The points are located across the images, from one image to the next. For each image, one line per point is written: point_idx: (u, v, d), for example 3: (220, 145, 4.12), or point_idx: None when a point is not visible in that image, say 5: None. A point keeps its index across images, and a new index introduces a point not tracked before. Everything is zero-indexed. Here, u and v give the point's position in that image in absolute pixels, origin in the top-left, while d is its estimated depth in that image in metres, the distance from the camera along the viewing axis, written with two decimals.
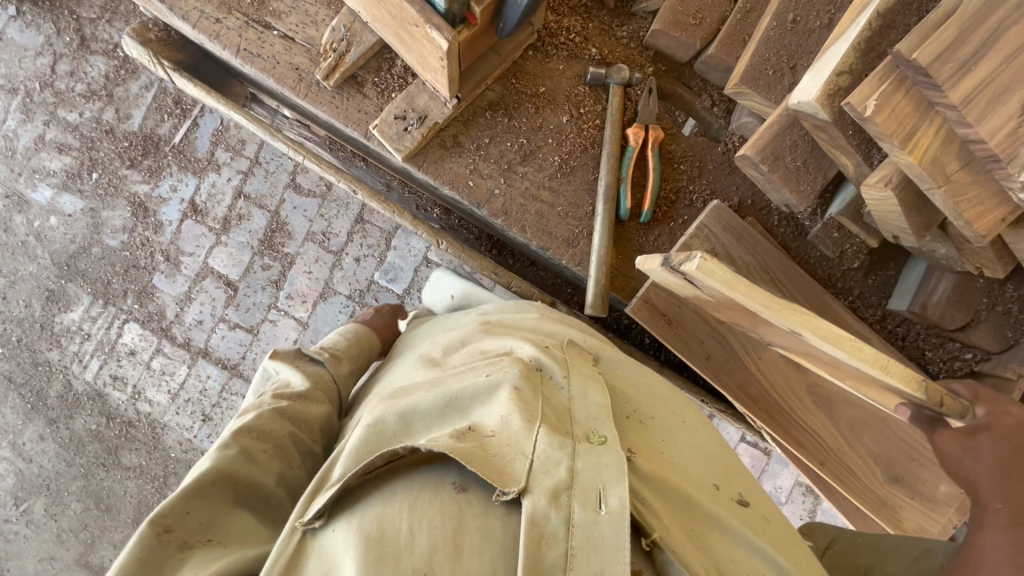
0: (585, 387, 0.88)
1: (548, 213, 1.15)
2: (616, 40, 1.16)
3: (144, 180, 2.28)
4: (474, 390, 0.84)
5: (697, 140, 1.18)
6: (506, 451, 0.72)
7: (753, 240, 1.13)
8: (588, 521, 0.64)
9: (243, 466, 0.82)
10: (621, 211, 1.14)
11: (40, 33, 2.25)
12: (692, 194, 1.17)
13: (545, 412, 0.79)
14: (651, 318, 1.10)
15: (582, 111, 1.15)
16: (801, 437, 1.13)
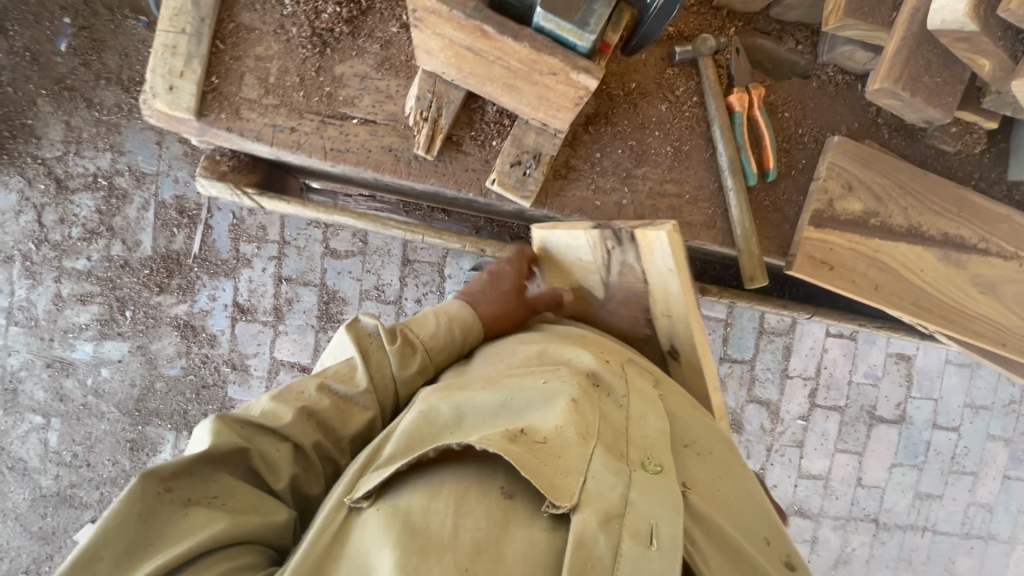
0: (643, 406, 0.90)
1: (680, 205, 1.13)
2: (687, 10, 1.11)
3: (180, 300, 2.18)
4: (533, 395, 0.85)
5: (791, 83, 1.16)
6: (560, 460, 0.74)
7: (882, 161, 1.13)
8: (636, 554, 0.68)
9: (253, 435, 0.85)
10: (749, 179, 1.12)
11: (11, 191, 2.09)
12: (804, 136, 1.16)
13: (600, 431, 0.81)
14: (815, 270, 1.11)
15: (678, 93, 1.12)
16: (978, 327, 1.17)
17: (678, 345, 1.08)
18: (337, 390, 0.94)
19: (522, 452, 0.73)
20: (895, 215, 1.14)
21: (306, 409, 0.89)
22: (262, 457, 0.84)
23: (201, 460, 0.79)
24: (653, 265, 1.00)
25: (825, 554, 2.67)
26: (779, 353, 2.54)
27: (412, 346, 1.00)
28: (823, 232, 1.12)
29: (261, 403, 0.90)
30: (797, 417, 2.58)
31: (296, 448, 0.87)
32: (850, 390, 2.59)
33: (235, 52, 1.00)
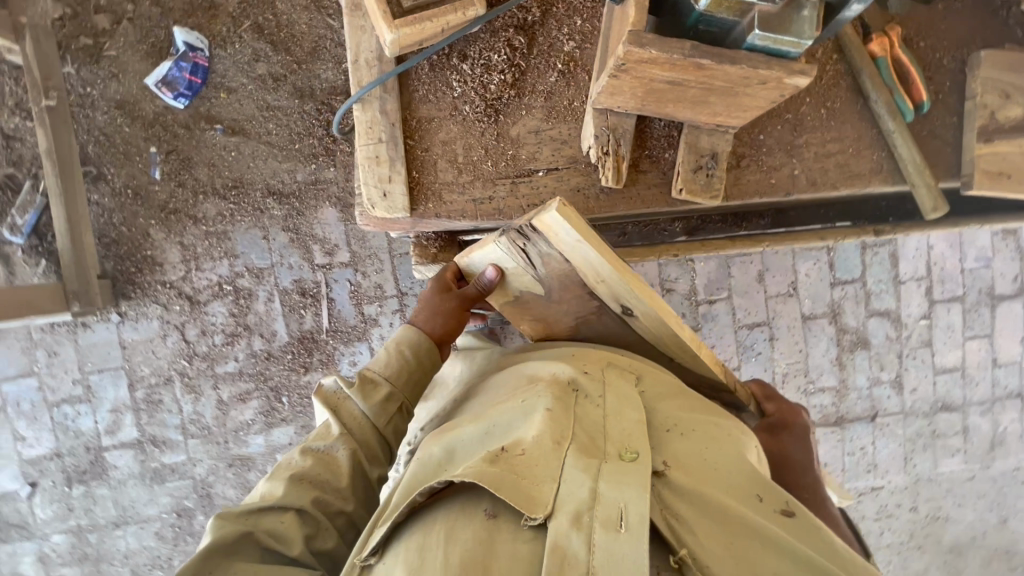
0: (619, 404, 1.05)
1: (845, 159, 1.18)
2: None
3: (326, 373, 2.31)
4: (512, 417, 1.00)
5: (919, 12, 1.19)
6: (535, 469, 0.88)
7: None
8: (608, 539, 0.79)
9: (254, 517, 1.00)
10: (906, 114, 1.16)
11: (151, 318, 2.23)
12: (944, 60, 1.19)
13: (577, 433, 0.96)
14: (995, 183, 1.15)
15: (817, 56, 1.17)
16: None
17: (622, 303, 1.18)
18: (319, 449, 1.13)
19: (501, 468, 0.87)
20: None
21: (293, 481, 1.06)
22: (269, 532, 0.99)
23: (223, 554, 0.96)
24: (561, 246, 1.09)
25: (980, 439, 2.72)
26: (886, 262, 2.59)
27: (371, 381, 1.23)
28: (993, 145, 1.16)
29: (260, 489, 1.07)
30: (920, 317, 2.63)
31: (300, 514, 1.03)
32: (965, 278, 2.63)
33: (424, 143, 1.09)
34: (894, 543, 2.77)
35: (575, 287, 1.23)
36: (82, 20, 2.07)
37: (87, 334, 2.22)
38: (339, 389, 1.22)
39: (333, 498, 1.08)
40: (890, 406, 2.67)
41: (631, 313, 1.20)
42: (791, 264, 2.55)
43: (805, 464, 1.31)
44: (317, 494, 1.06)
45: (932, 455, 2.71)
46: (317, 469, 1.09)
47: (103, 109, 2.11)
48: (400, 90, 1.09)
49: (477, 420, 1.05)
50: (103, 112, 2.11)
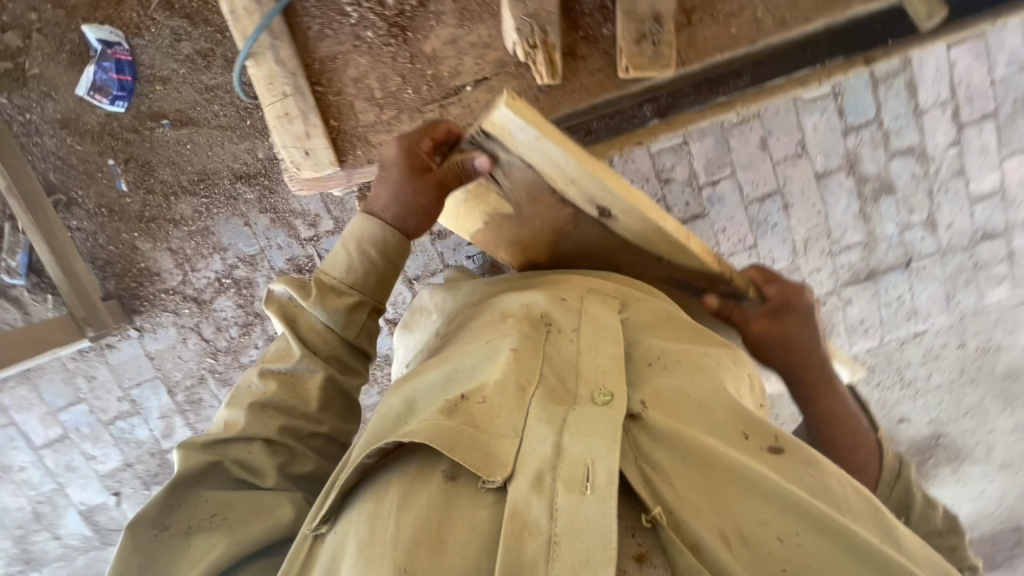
0: (595, 337, 1.07)
1: None
2: None
3: None
4: (476, 361, 1.03)
5: None
6: (497, 422, 0.91)
7: None
8: (571, 503, 0.81)
9: (219, 449, 1.02)
10: None
11: (167, 326, 2.29)
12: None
13: (543, 373, 1.00)
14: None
15: None
16: None
17: (598, 204, 1.22)
18: (281, 371, 1.08)
19: (462, 424, 0.90)
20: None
21: (253, 409, 1.04)
22: (235, 462, 1.01)
23: (193, 486, 0.99)
24: (518, 148, 1.14)
25: None
26: (904, 93, 2.32)
27: (332, 290, 1.13)
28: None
29: (222, 417, 1.07)
30: (949, 146, 2.40)
31: (265, 443, 1.03)
32: (997, 90, 2.34)
33: None
34: (944, 383, 2.72)
35: (545, 194, 1.26)
36: None
37: (114, 354, 2.31)
38: (292, 299, 1.13)
39: (300, 423, 1.06)
40: (925, 248, 2.51)
41: (608, 213, 1.24)
42: (795, 121, 2.32)
43: (809, 344, 1.29)
44: (284, 422, 1.05)
45: (975, 289, 2.58)
46: (280, 396, 1.06)
47: (49, 132, 2.05)
48: None
49: (440, 367, 1.07)
50: (51, 136, 2.06)
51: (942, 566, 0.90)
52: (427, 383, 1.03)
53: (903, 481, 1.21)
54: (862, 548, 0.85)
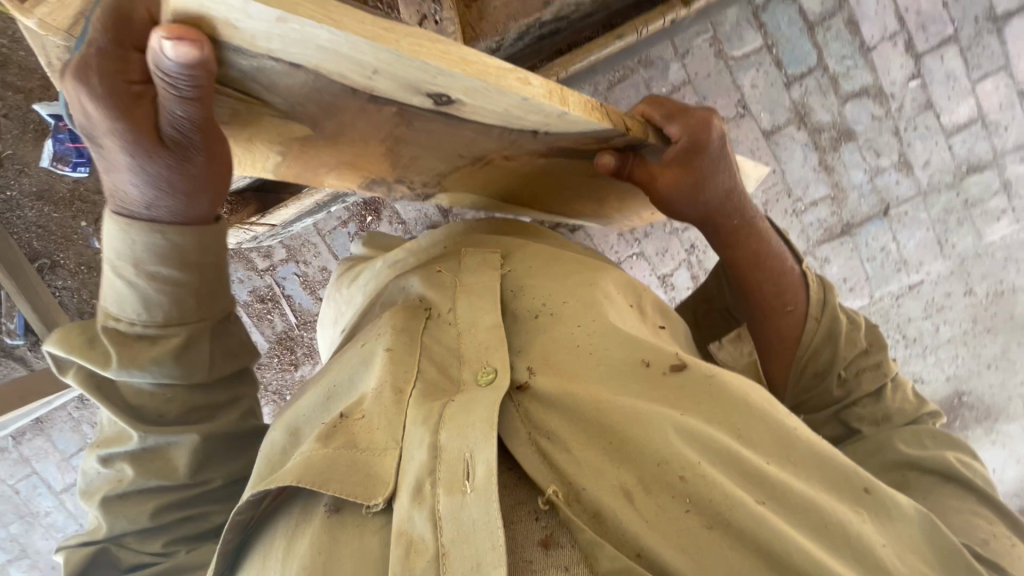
0: (473, 315, 0.99)
1: None
2: None
3: (314, 362, 2.47)
4: (353, 369, 0.98)
5: None
6: (377, 437, 0.85)
7: None
8: (453, 508, 0.74)
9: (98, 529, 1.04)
10: None
11: None
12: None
13: (424, 370, 0.93)
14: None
15: None
16: None
17: (422, 88, 0.85)
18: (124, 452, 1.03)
19: (341, 448, 0.83)
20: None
21: (110, 501, 1.03)
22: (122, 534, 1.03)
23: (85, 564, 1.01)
24: (265, 45, 0.74)
25: None
26: (846, 32, 2.17)
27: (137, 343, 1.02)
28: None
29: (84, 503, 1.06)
30: (909, 80, 2.22)
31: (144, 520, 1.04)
32: (952, 11, 2.16)
33: None
34: (954, 335, 2.49)
35: (346, 99, 0.90)
36: None
37: None
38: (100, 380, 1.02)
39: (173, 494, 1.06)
40: (902, 193, 2.32)
41: (443, 98, 0.88)
42: (730, 81, 2.21)
43: (722, 188, 1.18)
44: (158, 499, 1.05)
45: (970, 228, 2.36)
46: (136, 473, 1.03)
47: (28, 205, 2.27)
48: None
49: (320, 387, 1.03)
50: (30, 208, 2.27)
51: (843, 471, 0.83)
52: (310, 402, 1.00)
53: (830, 309, 1.24)
54: (759, 469, 0.79)
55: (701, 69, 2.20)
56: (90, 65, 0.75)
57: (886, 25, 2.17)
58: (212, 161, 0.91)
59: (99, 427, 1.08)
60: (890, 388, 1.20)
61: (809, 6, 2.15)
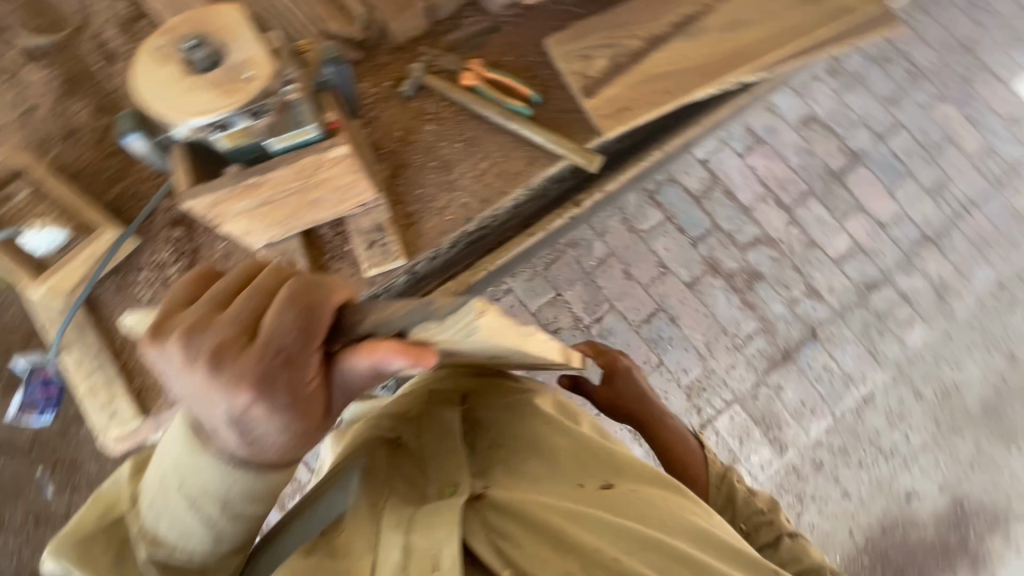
0: (435, 438, 0.99)
1: (501, 166, 1.33)
2: (390, 61, 1.37)
3: None
4: (330, 500, 0.95)
5: (497, 42, 1.40)
6: (340, 554, 0.81)
7: (592, 26, 1.36)
8: None
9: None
10: (524, 112, 1.33)
11: None
12: (534, 54, 1.39)
13: (395, 485, 0.92)
14: (618, 120, 1.30)
15: (432, 112, 1.35)
16: (764, 50, 1.34)
17: (504, 355, 0.90)
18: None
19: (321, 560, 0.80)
20: (633, 41, 1.35)
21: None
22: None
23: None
24: (455, 347, 0.77)
25: (923, 297, 2.65)
26: (726, 199, 2.68)
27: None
28: (600, 93, 1.32)
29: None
30: (789, 226, 2.68)
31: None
32: (801, 174, 2.73)
33: (134, 352, 1.24)
34: (925, 441, 2.54)
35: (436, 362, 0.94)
36: None
37: None
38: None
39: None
40: (821, 316, 2.60)
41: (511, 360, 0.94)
42: (646, 248, 2.61)
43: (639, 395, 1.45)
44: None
45: (893, 337, 2.60)
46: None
47: None
48: (92, 319, 1.24)
49: (297, 526, 0.97)
50: None
51: (738, 550, 0.97)
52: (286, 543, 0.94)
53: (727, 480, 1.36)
54: (680, 555, 0.89)
55: (620, 242, 2.60)
56: (278, 376, 0.69)
57: (753, 192, 2.70)
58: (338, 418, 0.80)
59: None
60: (791, 540, 1.23)
61: (691, 185, 2.68)
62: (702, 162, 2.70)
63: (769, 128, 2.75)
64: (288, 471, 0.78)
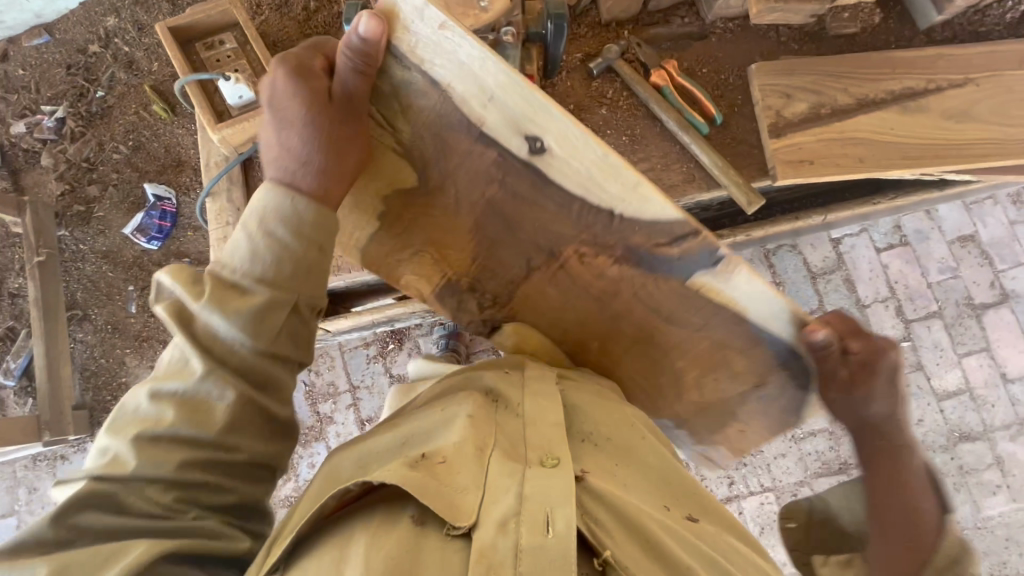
0: (538, 412, 1.13)
1: (657, 173, 1.29)
2: (586, 34, 1.35)
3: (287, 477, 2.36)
4: (430, 426, 1.10)
5: (698, 49, 1.35)
6: (457, 478, 0.97)
7: (803, 67, 1.27)
8: (534, 541, 0.88)
9: (116, 485, 0.85)
10: (702, 129, 1.28)
11: None
12: (729, 75, 1.33)
13: (498, 441, 1.06)
14: (798, 170, 1.22)
15: (607, 98, 1.32)
16: (980, 153, 1.22)
17: (562, 146, 0.97)
18: (173, 391, 0.89)
19: (432, 475, 0.96)
20: (841, 96, 1.25)
21: (141, 440, 0.86)
22: (144, 487, 0.86)
23: (101, 513, 0.83)
24: (424, 57, 0.94)
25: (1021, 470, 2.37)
26: (843, 288, 2.50)
27: (235, 286, 0.94)
28: (787, 136, 1.24)
29: (102, 443, 0.89)
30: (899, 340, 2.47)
31: (176, 481, 0.87)
32: (935, 292, 2.50)
33: None
34: None
35: (517, 173, 1.06)
36: (77, 192, 2.47)
37: (64, 466, 2.35)
38: (182, 307, 0.93)
39: (214, 452, 0.90)
40: None
41: (540, 144, 0.98)
42: None
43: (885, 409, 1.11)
44: (191, 453, 0.88)
45: (967, 495, 2.36)
46: (180, 418, 0.88)
47: (91, 261, 2.45)
48: (243, 179, 1.34)
49: (394, 434, 1.12)
50: (90, 263, 2.45)
51: None
52: (386, 444, 1.10)
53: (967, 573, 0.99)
54: None
55: None
56: (311, 68, 1.00)
57: (876, 290, 2.50)
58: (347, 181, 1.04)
59: (161, 365, 0.93)
60: None
61: (812, 260, 2.51)
62: (833, 242, 2.53)
63: (920, 233, 2.53)
64: (314, 221, 0.98)
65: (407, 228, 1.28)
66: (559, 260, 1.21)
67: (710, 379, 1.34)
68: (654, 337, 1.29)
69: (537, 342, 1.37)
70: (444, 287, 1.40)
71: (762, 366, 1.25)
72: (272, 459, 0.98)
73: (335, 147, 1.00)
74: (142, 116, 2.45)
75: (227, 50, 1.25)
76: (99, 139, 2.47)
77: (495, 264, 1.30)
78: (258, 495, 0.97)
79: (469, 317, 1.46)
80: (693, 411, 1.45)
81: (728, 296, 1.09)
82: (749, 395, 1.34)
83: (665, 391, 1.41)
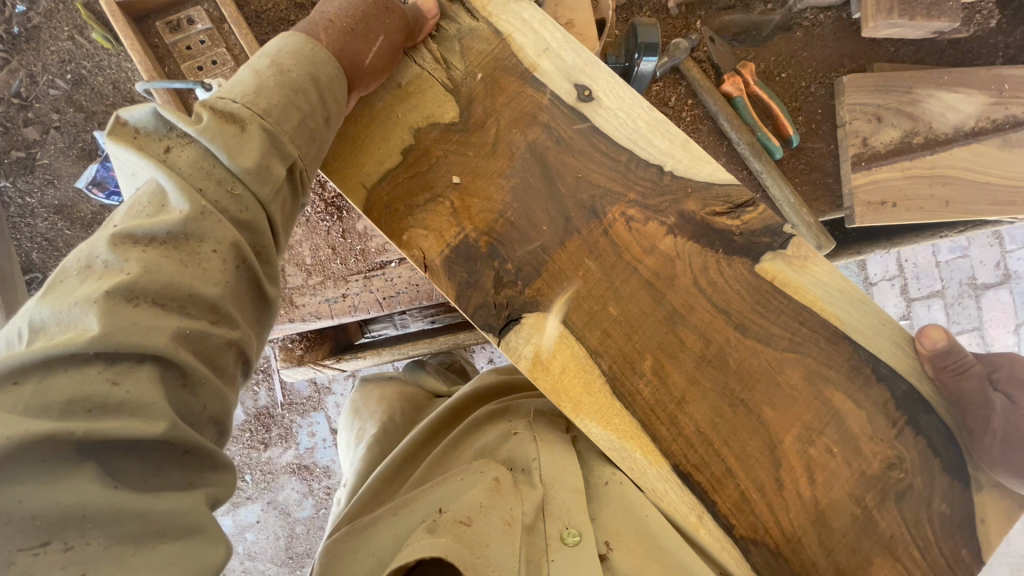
0: (559, 470, 1.08)
1: (705, 195, 1.12)
2: (674, 28, 1.68)
3: (285, 447, 2.34)
4: (453, 492, 1.00)
5: (781, 40, 1.69)
6: (490, 551, 0.89)
7: (884, 80, 1.58)
8: None
9: (55, 388, 0.65)
10: (776, 152, 1.57)
11: None
12: (808, 86, 1.67)
13: (522, 510, 0.98)
14: (877, 211, 1.55)
15: (682, 101, 1.63)
16: None
17: (616, 106, 1.14)
18: (157, 236, 0.75)
19: (464, 548, 0.87)
20: (936, 123, 1.56)
21: (114, 300, 0.69)
22: (92, 416, 0.66)
23: (35, 484, 0.62)
24: (493, 12, 1.16)
25: None
26: (853, 265, 2.49)
27: (233, 120, 0.86)
28: (869, 174, 1.56)
29: (29, 313, 0.70)
30: (899, 318, 2.51)
31: (161, 364, 0.71)
32: (941, 271, 2.49)
33: None
34: None
35: (600, 159, 1.13)
36: (12, 134, 2.10)
37: None
38: (169, 136, 0.85)
39: (204, 324, 0.76)
40: None
41: (588, 93, 1.14)
42: None
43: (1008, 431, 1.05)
44: (185, 323, 0.73)
45: None
46: (170, 268, 0.74)
47: (42, 216, 2.16)
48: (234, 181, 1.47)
49: (422, 503, 1.02)
50: (43, 219, 2.16)
51: None
52: (409, 520, 0.99)
53: None
54: None
55: None
56: None
57: (882, 271, 2.49)
58: (362, 63, 1.02)
59: (123, 210, 0.79)
60: None
61: None
62: None
63: None
64: (327, 77, 0.97)
65: (435, 167, 1.13)
66: (603, 223, 1.13)
67: (812, 450, 1.11)
68: (724, 353, 1.11)
69: (561, 349, 1.10)
70: (457, 248, 1.11)
71: (875, 411, 1.11)
72: (249, 351, 0.83)
73: (366, 30, 1.02)
74: (79, 43, 2.03)
75: (198, 34, 1.43)
76: (29, 70, 2.05)
77: (529, 224, 1.12)
78: (224, 410, 0.79)
79: (482, 300, 1.11)
80: (809, 521, 1.10)
81: (807, 289, 1.11)
82: (885, 484, 1.10)
83: (751, 474, 1.10)
